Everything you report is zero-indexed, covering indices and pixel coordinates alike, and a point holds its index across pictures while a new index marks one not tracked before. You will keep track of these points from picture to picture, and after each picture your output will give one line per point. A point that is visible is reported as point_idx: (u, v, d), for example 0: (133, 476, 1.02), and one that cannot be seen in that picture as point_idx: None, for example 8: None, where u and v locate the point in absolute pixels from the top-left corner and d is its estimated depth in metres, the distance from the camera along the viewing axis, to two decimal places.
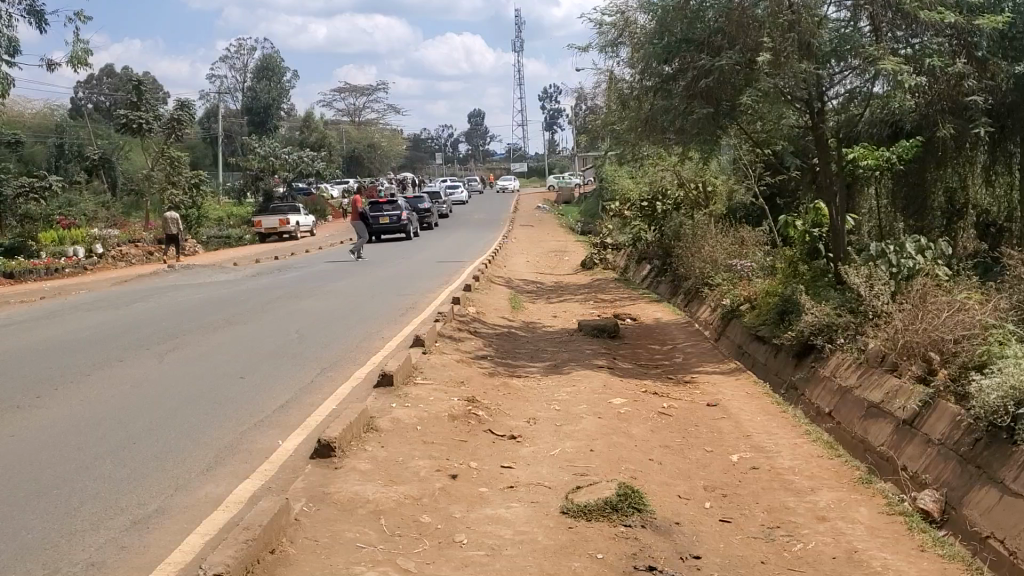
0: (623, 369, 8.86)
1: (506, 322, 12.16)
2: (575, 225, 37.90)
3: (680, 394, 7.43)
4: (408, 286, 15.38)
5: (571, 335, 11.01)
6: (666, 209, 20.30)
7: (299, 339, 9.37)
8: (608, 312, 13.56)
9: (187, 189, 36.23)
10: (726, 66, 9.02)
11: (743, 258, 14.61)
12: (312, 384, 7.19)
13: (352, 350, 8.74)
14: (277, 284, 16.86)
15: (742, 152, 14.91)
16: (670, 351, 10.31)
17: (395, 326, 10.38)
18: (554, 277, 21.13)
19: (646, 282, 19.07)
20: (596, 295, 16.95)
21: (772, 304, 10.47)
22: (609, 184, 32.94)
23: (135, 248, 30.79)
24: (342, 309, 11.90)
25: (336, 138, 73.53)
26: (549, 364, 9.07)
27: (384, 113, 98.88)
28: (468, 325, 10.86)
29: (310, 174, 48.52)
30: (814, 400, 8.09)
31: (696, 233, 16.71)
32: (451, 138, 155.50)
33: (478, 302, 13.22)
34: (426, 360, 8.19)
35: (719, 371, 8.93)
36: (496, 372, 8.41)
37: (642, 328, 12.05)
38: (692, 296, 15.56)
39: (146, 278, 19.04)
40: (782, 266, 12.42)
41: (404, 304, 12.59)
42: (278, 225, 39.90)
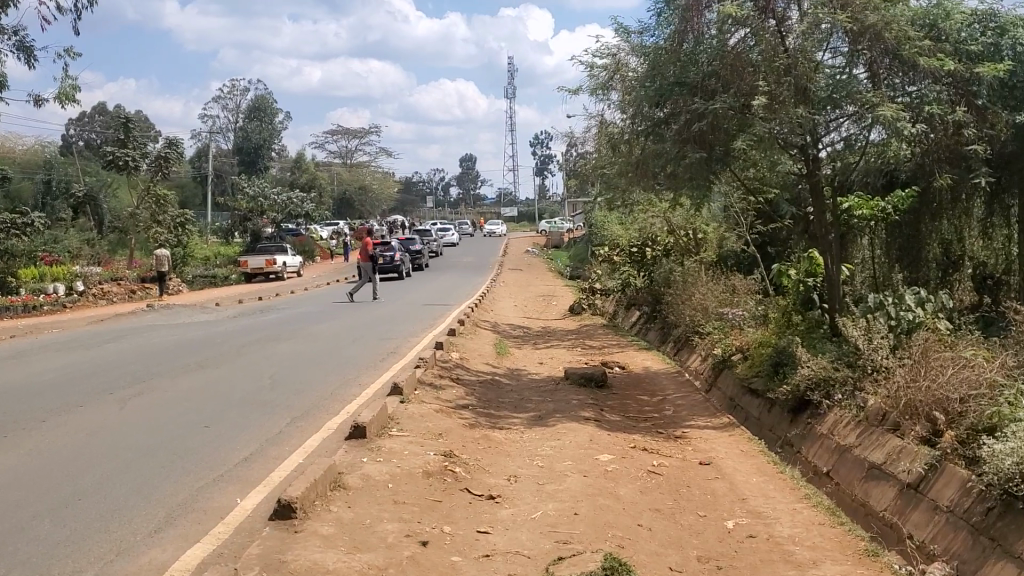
0: (611, 422, 8.46)
1: (490, 369, 11.75)
2: (565, 270, 37.59)
3: (671, 451, 7.03)
4: (391, 330, 14.96)
5: (557, 384, 10.60)
6: (656, 255, 20.01)
7: (272, 385, 8.93)
8: (596, 359, 13.17)
9: (172, 228, 35.86)
10: (719, 110, 8.76)
11: (735, 306, 14.29)
12: (279, 435, 6.76)
13: (326, 398, 8.31)
14: (257, 326, 16.40)
15: (734, 199, 14.67)
16: (660, 403, 9.91)
17: (374, 372, 9.96)
18: (542, 322, 20.74)
19: (635, 329, 18.71)
20: (585, 342, 16.56)
21: (765, 356, 10.13)
22: (599, 229, 32.69)
23: (118, 286, 30.33)
24: (320, 353, 11.47)
25: (326, 180, 73.43)
26: (534, 415, 8.66)
27: (376, 155, 99.06)
28: (450, 372, 10.45)
29: (299, 214, 48.26)
30: (811, 458, 7.71)
31: (686, 280, 16.40)
32: (442, 181, 156.08)
33: (462, 348, 12.80)
34: (404, 410, 7.77)
35: (711, 424, 8.53)
36: (477, 423, 7.99)
37: (631, 377, 11.66)
38: (682, 345, 15.20)
39: (124, 317, 18.57)
40: (775, 316, 12.09)
41: (386, 349, 12.18)
42: (265, 265, 39.48)
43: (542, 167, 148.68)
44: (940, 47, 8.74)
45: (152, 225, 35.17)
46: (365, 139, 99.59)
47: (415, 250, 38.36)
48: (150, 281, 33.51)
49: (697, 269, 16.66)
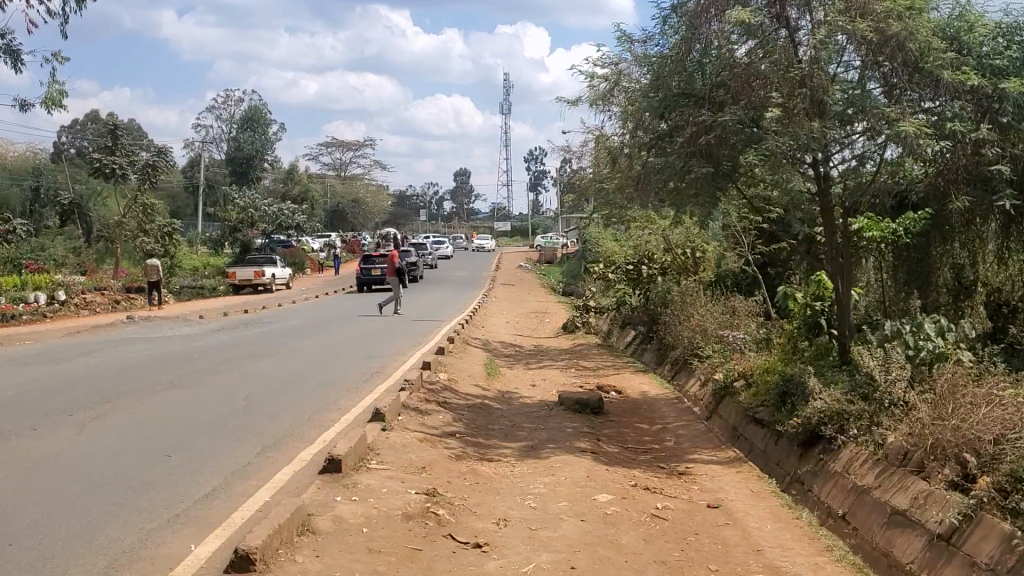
0: (608, 454, 7.88)
1: (480, 391, 11.16)
2: (558, 286, 36.99)
3: (675, 490, 6.46)
4: (378, 347, 14.36)
5: (550, 410, 10.01)
6: (653, 274, 19.45)
7: (246, 408, 8.33)
8: (591, 383, 12.59)
9: (159, 238, 35.22)
10: (729, 123, 8.25)
11: (735, 329, 13.75)
12: (246, 466, 6.16)
13: (302, 424, 7.71)
14: (239, 340, 15.78)
15: (735, 218, 14.16)
16: (659, 432, 9.33)
17: (356, 395, 9.36)
18: (535, 340, 20.15)
19: (630, 350, 18.13)
20: (578, 362, 15.98)
21: (771, 384, 9.60)
22: (594, 245, 32.10)
23: (102, 296, 29.63)
24: (300, 372, 10.86)
25: (319, 191, 72.81)
26: (525, 445, 8.07)
27: (370, 167, 98.53)
28: (437, 396, 9.86)
29: (290, 226, 47.65)
30: (824, 498, 7.17)
31: (685, 300, 15.85)
32: (436, 196, 155.79)
33: (451, 368, 12.21)
34: (386, 439, 7.19)
35: (715, 458, 7.96)
36: (464, 454, 7.41)
37: (627, 402, 11.08)
38: (680, 368, 14.63)
39: (102, 329, 17.91)
40: (780, 341, 11.56)
41: (371, 369, 11.58)
42: (253, 277, 38.81)
43: (536, 183, 148.33)
44: (963, 61, 8.27)
45: (139, 235, 34.58)
46: (359, 151, 99.07)
47: (406, 264, 37.77)
48: (135, 292, 32.88)
49: (695, 289, 16.12)
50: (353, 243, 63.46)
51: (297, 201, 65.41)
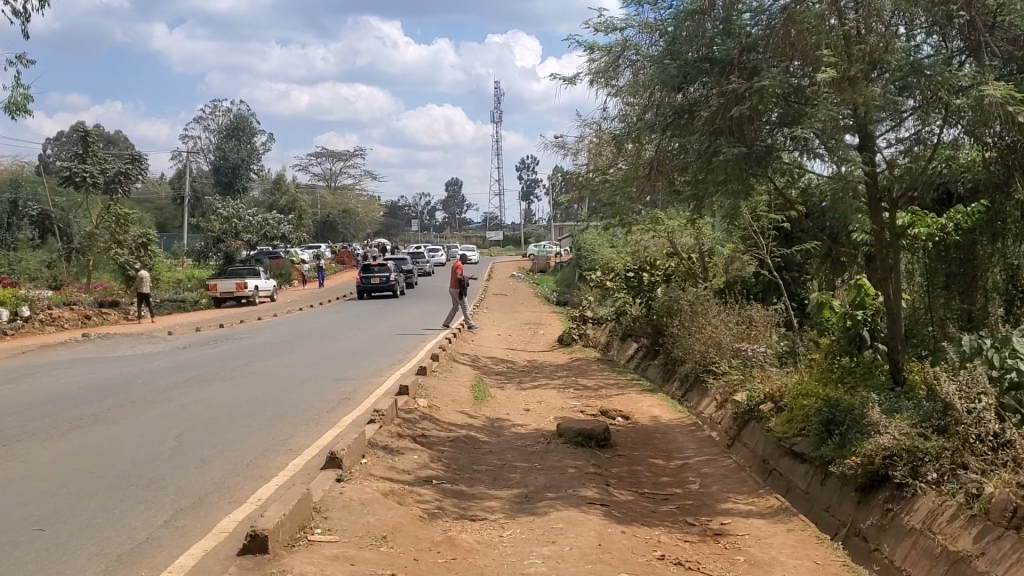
0: (621, 506, 6.34)
1: (464, 421, 9.59)
2: (552, 295, 35.35)
3: (717, 565, 4.90)
4: (355, 366, 12.80)
5: (547, 443, 8.46)
6: (656, 282, 17.87)
7: (172, 450, 6.75)
8: (594, 406, 11.01)
9: (133, 250, 33.56)
10: (768, 89, 6.76)
11: (755, 343, 12.36)
12: (143, 542, 4.57)
13: (236, 473, 6.12)
14: (201, 359, 14.19)
15: (752, 217, 12.64)
16: (678, 471, 7.77)
17: (315, 430, 7.78)
18: (528, 355, 18.55)
19: (633, 365, 16.60)
20: (577, 380, 14.40)
21: (813, 412, 8.06)
22: (590, 253, 30.45)
23: (71, 311, 27.92)
24: (255, 400, 9.30)
25: (307, 200, 71.07)
26: (517, 495, 6.50)
27: (360, 177, 96.78)
28: (414, 429, 8.31)
29: (274, 236, 46.02)
30: (901, 563, 5.65)
31: (694, 310, 14.30)
32: (428, 205, 154.42)
33: (432, 393, 10.62)
34: (341, 495, 5.62)
35: (754, 510, 6.40)
36: (441, 513, 5.83)
37: (636, 430, 9.54)
38: (691, 385, 13.15)
39: (54, 348, 16.22)
40: (815, 358, 10.06)
41: (340, 395, 10.01)
42: (235, 289, 37.07)
43: (529, 192, 146.75)
44: None
45: (113, 245, 32.94)
46: (348, 161, 97.30)
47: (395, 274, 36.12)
48: (108, 306, 31.20)
49: (705, 297, 14.56)
50: (341, 253, 61.82)
51: (284, 211, 63.73)
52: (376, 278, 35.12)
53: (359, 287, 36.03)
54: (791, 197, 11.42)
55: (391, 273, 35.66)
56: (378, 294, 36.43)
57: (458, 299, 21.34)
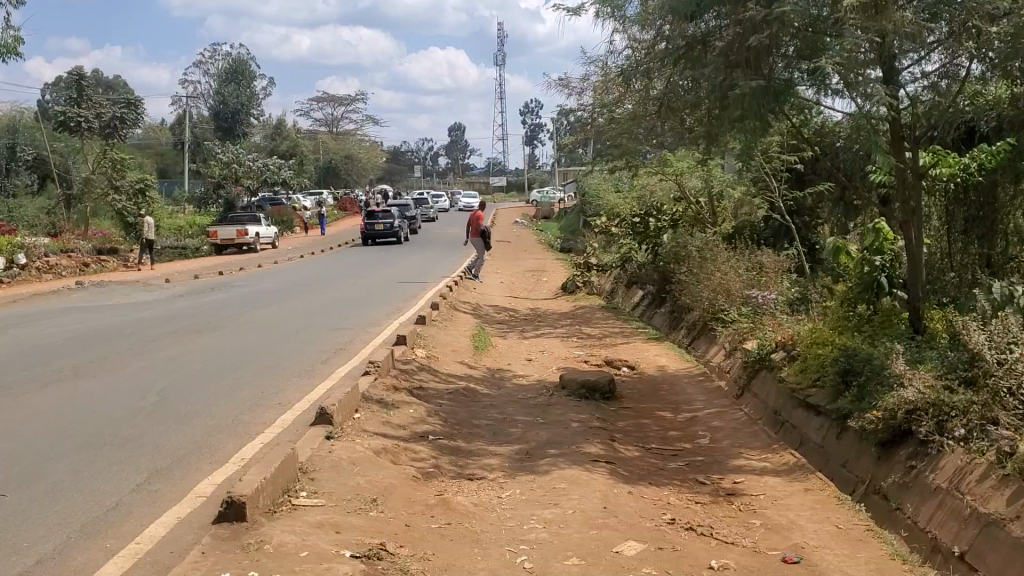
0: (628, 463, 6.00)
1: (464, 372, 9.25)
2: (556, 241, 34.90)
3: (731, 531, 4.54)
4: (352, 315, 12.46)
5: (550, 395, 8.12)
6: (663, 228, 17.42)
7: (153, 405, 6.42)
8: (598, 356, 10.66)
9: (131, 196, 33.06)
10: (788, 17, 6.26)
11: (766, 290, 12.10)
12: (110, 510, 4.24)
13: (218, 430, 5.79)
14: (195, 308, 13.86)
15: (763, 160, 12.16)
16: (687, 425, 7.42)
17: (306, 383, 7.44)
18: (531, 303, 18.19)
19: (639, 313, 16.25)
20: (581, 329, 14.04)
21: (829, 362, 7.70)
22: (595, 198, 29.93)
23: (69, 259, 27.55)
24: (246, 351, 8.96)
25: (308, 146, 70.23)
26: (518, 452, 6.15)
27: (362, 122, 95.65)
28: (411, 382, 7.96)
29: (275, 182, 45.44)
30: (925, 523, 5.27)
31: (703, 256, 13.89)
32: (431, 151, 153.05)
33: (431, 343, 10.26)
34: (329, 454, 5.26)
35: (768, 467, 6.05)
36: (437, 472, 5.48)
37: (642, 381, 9.20)
38: (699, 333, 12.83)
39: (46, 297, 15.87)
40: (829, 306, 9.68)
41: (335, 345, 9.66)
42: (236, 236, 36.62)
43: (533, 137, 145.27)
44: None
45: (110, 192, 32.46)
46: (349, 105, 96.04)
47: (397, 221, 35.65)
48: (106, 253, 30.83)
49: (715, 243, 14.15)
50: (344, 199, 61.25)
51: (285, 157, 62.99)
52: (378, 224, 34.66)
53: (361, 233, 35.59)
54: (806, 137, 10.93)
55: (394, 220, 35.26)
56: (380, 240, 35.99)
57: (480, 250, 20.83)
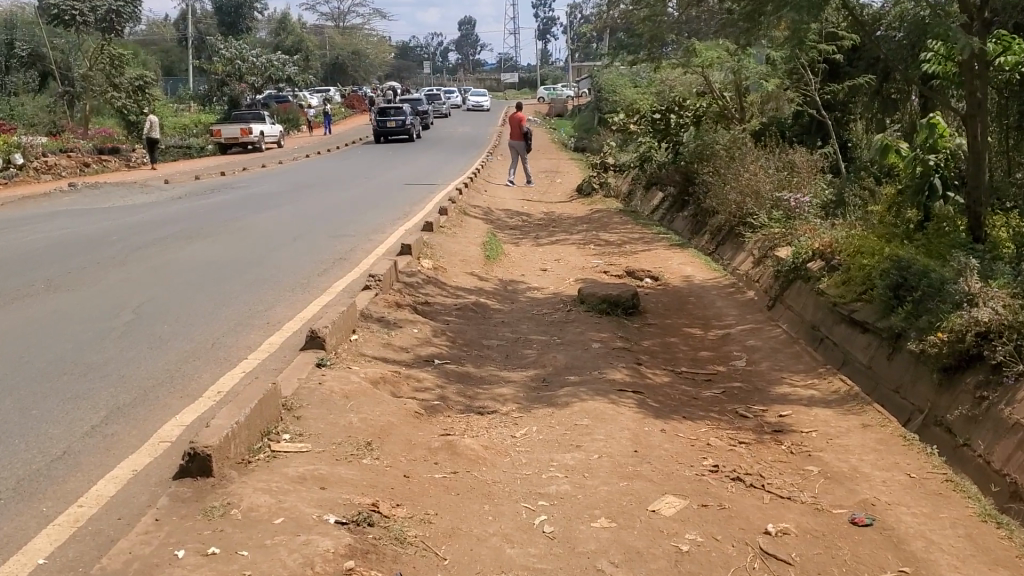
0: (659, 392, 5.33)
1: (474, 285, 8.55)
2: (569, 140, 33.77)
3: (784, 483, 3.87)
4: (356, 220, 11.71)
5: (567, 311, 7.46)
6: (685, 125, 16.42)
7: (124, 326, 5.74)
8: (618, 265, 9.92)
9: (130, 93, 32.03)
10: None
11: (798, 193, 11.28)
12: (57, 459, 3.62)
13: (193, 358, 5.11)
14: (191, 212, 13.11)
15: (801, 48, 11.14)
16: (720, 345, 6.73)
17: (299, 299, 6.75)
18: (545, 207, 17.36)
19: (659, 216, 15.46)
20: (598, 235, 13.27)
21: (878, 274, 6.94)
22: (611, 95, 28.70)
23: (69, 159, 26.77)
24: (238, 261, 8.25)
25: (315, 41, 68.10)
26: (534, 380, 5.48)
27: (370, 17, 92.97)
28: (417, 297, 7.29)
29: (281, 79, 44.10)
30: (1006, 470, 3.78)
31: (730, 156, 13.01)
32: (441, 47, 149.39)
33: (438, 252, 9.55)
34: (318, 387, 4.58)
35: (817, 396, 5.37)
36: (442, 406, 4.83)
37: (667, 292, 8.51)
38: (725, 239, 12.10)
39: (38, 199, 15.18)
40: (873, 211, 8.87)
41: (335, 254, 8.93)
42: (241, 135, 35.55)
43: (545, 31, 141.19)
44: None
45: (108, 89, 31.35)
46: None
47: (410, 117, 34.78)
48: (108, 153, 29.93)
49: (743, 141, 13.24)
50: (351, 98, 59.65)
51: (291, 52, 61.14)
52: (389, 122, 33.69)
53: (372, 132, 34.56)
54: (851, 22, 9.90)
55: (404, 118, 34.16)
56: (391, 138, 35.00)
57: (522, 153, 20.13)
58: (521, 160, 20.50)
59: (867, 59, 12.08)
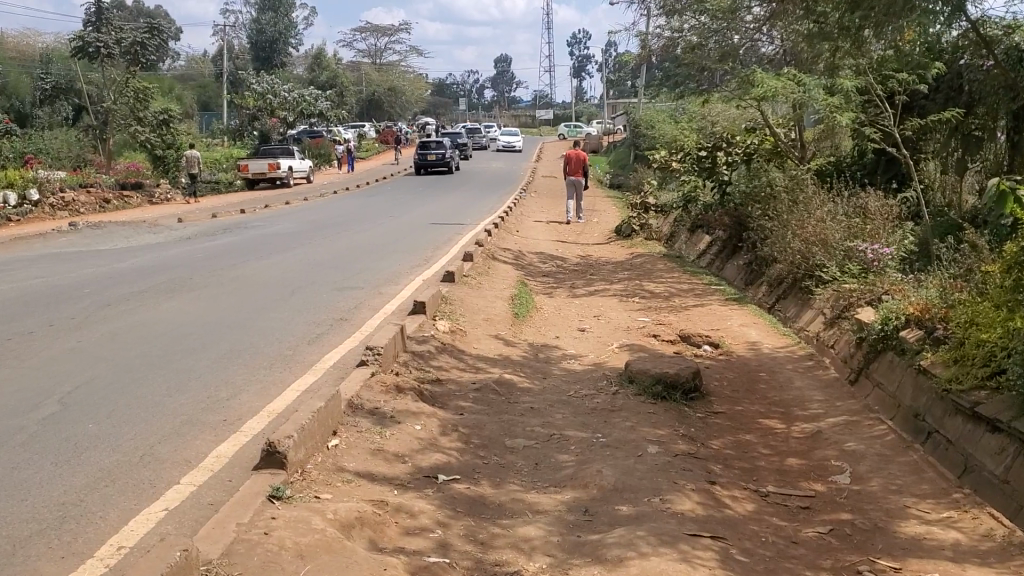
0: (747, 536, 3.86)
1: (499, 351, 7.11)
2: (605, 178, 32.39)
3: None
4: (369, 268, 10.39)
5: (611, 393, 5.99)
6: (735, 163, 14.97)
7: (37, 422, 4.42)
8: (669, 326, 8.44)
9: (154, 128, 31.36)
10: None
11: (876, 243, 9.79)
12: None
13: (103, 480, 3.76)
14: (190, 256, 11.87)
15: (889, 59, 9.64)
16: (810, 447, 5.24)
17: (276, 380, 5.42)
18: (581, 249, 15.96)
19: (706, 262, 13.98)
20: (642, 285, 11.79)
21: (1010, 352, 5.31)
22: (649, 131, 27.28)
23: (88, 194, 25.89)
24: (219, 323, 6.94)
25: (349, 76, 67.59)
26: (573, 509, 4.04)
27: (405, 55, 92.83)
28: (424, 377, 5.86)
29: (313, 113, 43.31)
30: None
31: (793, 199, 11.56)
32: (477, 84, 149.66)
33: (458, 308, 8.15)
34: (264, 539, 3.19)
35: (964, 544, 3.87)
36: (445, 561, 3.41)
37: (732, 364, 7.01)
38: (788, 293, 10.60)
39: (35, 240, 14.04)
40: (980, 269, 7.35)
41: (336, 311, 7.61)
42: (268, 170, 34.60)
43: (581, 67, 140.61)
44: None
45: (132, 123, 30.67)
46: (393, 35, 92.87)
47: (450, 150, 35.81)
48: (130, 188, 28.99)
49: (805, 182, 11.79)
50: (385, 132, 58.85)
51: (325, 88, 60.65)
52: (432, 155, 34.33)
53: (414, 163, 35.09)
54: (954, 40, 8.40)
55: (447, 152, 34.82)
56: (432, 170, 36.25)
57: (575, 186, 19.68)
58: (577, 193, 19.93)
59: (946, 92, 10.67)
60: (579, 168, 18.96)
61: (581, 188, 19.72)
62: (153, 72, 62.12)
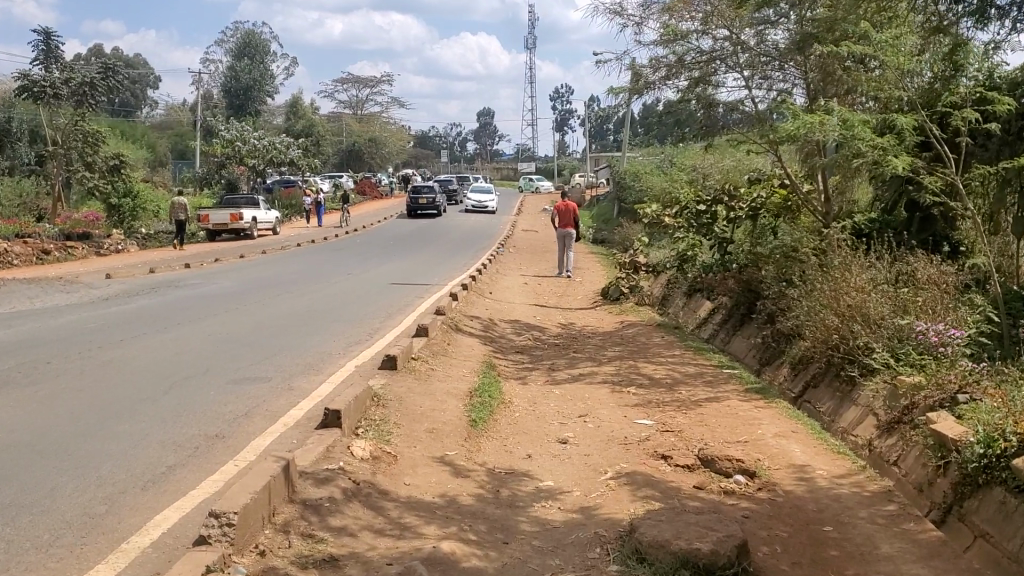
0: None
1: (444, 485, 4.88)
2: (588, 231, 30.45)
3: None
4: (292, 345, 8.18)
5: None
6: (738, 220, 12.95)
7: None
8: (683, 437, 6.23)
9: (104, 174, 29.09)
10: None
11: (934, 321, 7.67)
12: None
13: None
14: (79, 324, 9.62)
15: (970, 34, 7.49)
16: None
17: None
18: (563, 316, 13.79)
19: (709, 332, 11.83)
20: (639, 366, 9.59)
21: None
22: (635, 184, 25.35)
23: (25, 245, 23.52)
24: (27, 446, 4.69)
25: (327, 126, 65.87)
26: None
27: (387, 106, 91.37)
28: (306, 560, 3.62)
29: (284, 162, 41.23)
30: None
31: (821, 265, 9.47)
32: (460, 136, 149.04)
33: (397, 414, 5.92)
34: None
35: None
36: None
37: (785, 511, 4.82)
38: (820, 380, 8.45)
39: None
40: None
41: (215, 419, 5.39)
42: (230, 220, 32.28)
43: (562, 122, 140.04)
44: None
45: (80, 168, 28.15)
46: (375, 87, 91.66)
47: (440, 193, 37.53)
48: (76, 239, 26.59)
49: (834, 244, 9.73)
50: (361, 182, 56.82)
51: (301, 138, 58.82)
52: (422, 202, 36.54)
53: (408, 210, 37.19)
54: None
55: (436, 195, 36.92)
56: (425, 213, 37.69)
57: (564, 238, 17.60)
58: (566, 246, 17.90)
59: (997, 134, 8.31)
60: (571, 218, 16.92)
61: (570, 241, 17.69)
62: (124, 120, 60.10)
